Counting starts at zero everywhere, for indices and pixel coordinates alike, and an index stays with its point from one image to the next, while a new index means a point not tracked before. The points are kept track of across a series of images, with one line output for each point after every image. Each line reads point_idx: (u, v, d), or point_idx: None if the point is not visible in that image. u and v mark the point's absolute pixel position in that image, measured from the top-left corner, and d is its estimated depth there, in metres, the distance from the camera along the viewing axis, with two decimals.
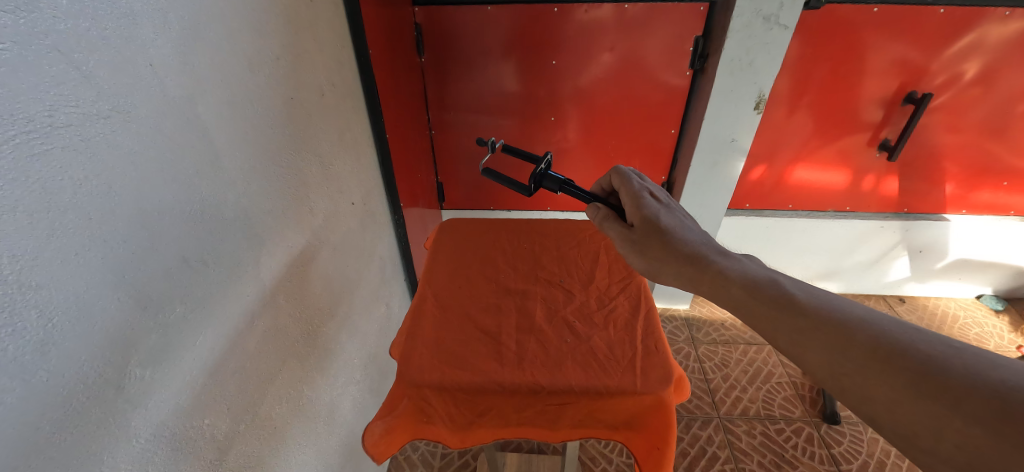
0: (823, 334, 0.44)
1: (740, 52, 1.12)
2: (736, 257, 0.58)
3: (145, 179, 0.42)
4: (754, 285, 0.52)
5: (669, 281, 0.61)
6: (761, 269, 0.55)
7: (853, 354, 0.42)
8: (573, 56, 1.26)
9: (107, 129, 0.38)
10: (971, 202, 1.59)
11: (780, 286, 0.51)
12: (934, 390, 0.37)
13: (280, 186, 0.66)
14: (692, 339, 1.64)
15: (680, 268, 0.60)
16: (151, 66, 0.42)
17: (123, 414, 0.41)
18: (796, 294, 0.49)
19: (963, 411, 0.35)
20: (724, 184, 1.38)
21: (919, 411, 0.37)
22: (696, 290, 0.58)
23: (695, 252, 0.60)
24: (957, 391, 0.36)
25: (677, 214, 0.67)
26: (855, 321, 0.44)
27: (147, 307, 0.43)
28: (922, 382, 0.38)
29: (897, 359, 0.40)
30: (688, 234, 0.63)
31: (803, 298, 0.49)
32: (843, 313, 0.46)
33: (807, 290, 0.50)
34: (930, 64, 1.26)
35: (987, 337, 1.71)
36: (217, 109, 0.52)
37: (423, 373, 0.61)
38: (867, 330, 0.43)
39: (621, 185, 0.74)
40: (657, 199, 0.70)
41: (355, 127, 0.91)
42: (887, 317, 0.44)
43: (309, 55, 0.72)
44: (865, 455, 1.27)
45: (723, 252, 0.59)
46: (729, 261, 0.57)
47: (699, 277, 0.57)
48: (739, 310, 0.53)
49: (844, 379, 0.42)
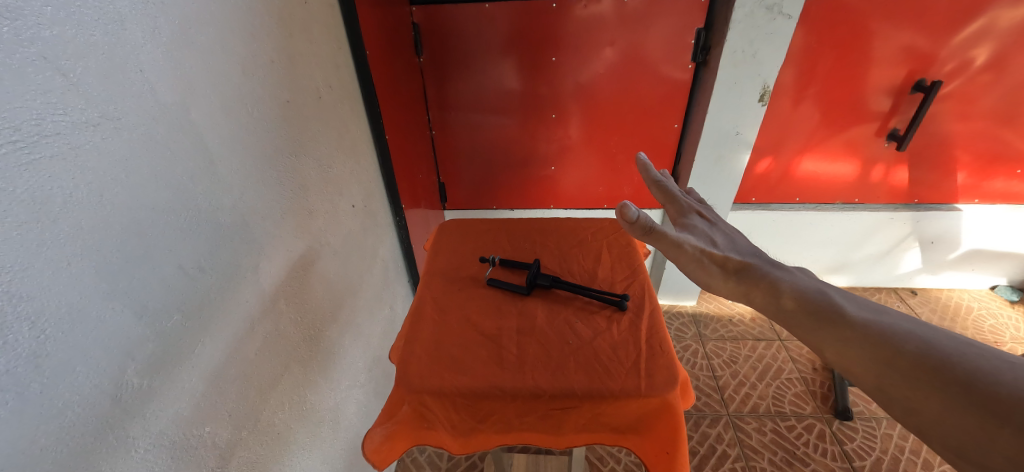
0: (870, 346, 0.42)
1: (743, 44, 1.11)
2: (787, 270, 0.56)
3: (138, 185, 0.42)
4: (806, 297, 0.50)
5: (720, 290, 0.59)
6: (813, 282, 0.53)
7: (900, 365, 0.39)
8: (573, 52, 1.24)
9: (97, 136, 0.38)
10: (984, 190, 1.55)
11: (829, 299, 0.49)
12: (981, 403, 0.34)
13: (278, 190, 0.65)
14: (700, 336, 1.63)
15: (728, 278, 0.58)
16: (141, 72, 0.42)
17: (122, 425, 0.41)
18: (844, 307, 0.47)
19: (1012, 422, 0.32)
20: (729, 177, 1.36)
21: (966, 423, 0.34)
22: (746, 300, 0.56)
23: (744, 263, 0.58)
24: (1006, 404, 0.33)
25: (725, 232, 0.67)
26: (903, 335, 0.41)
27: (144, 316, 0.43)
28: (969, 395, 0.35)
29: (945, 373, 0.37)
30: (737, 249, 0.62)
31: (852, 312, 0.46)
32: (892, 327, 0.43)
33: (859, 305, 0.47)
34: (938, 51, 1.23)
35: (1003, 329, 1.66)
36: (210, 114, 0.51)
37: (422, 379, 0.60)
38: (916, 344, 0.40)
39: (668, 203, 0.75)
40: (706, 219, 0.71)
41: (354, 129, 0.90)
42: (939, 334, 0.41)
43: (304, 56, 0.71)
44: (879, 451, 1.24)
45: (775, 264, 0.57)
46: (781, 272, 0.55)
47: (750, 286, 0.56)
48: (787, 323, 0.51)
49: (890, 390, 0.39)
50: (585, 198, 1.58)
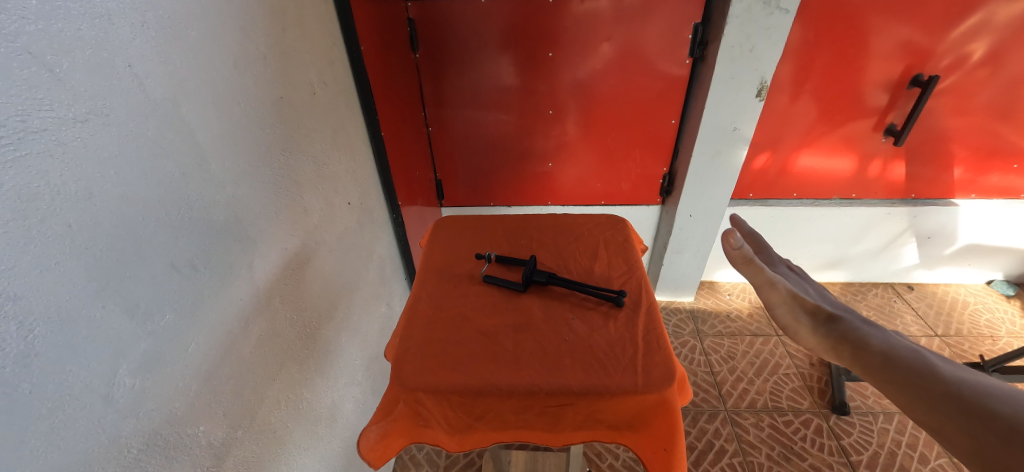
0: (963, 408, 0.50)
1: (741, 39, 1.10)
2: (880, 331, 0.65)
3: (129, 182, 0.41)
4: (893, 355, 0.59)
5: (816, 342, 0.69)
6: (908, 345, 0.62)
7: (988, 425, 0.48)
8: (570, 48, 1.23)
9: (84, 132, 0.37)
10: (981, 185, 1.56)
11: (921, 359, 0.58)
12: None
13: (272, 187, 0.65)
14: (698, 332, 1.64)
15: (819, 328, 0.68)
16: (130, 67, 0.41)
17: (114, 425, 0.40)
18: (939, 370, 0.56)
19: None
20: (726, 173, 1.36)
21: None
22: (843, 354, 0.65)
23: (834, 316, 0.68)
24: None
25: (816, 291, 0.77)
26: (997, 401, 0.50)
27: (136, 315, 0.42)
28: None
29: None
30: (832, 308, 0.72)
31: (945, 374, 0.55)
32: (984, 394, 0.51)
33: (954, 370, 0.56)
34: (935, 46, 1.23)
35: (999, 323, 1.67)
36: (202, 110, 0.50)
37: (417, 377, 0.60)
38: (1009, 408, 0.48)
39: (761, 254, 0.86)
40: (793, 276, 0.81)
41: (349, 125, 0.89)
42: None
43: (297, 52, 0.70)
44: (875, 445, 1.24)
45: (868, 324, 0.67)
46: (877, 332, 0.64)
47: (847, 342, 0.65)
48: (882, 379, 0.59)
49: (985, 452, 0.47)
50: (582, 195, 1.58)
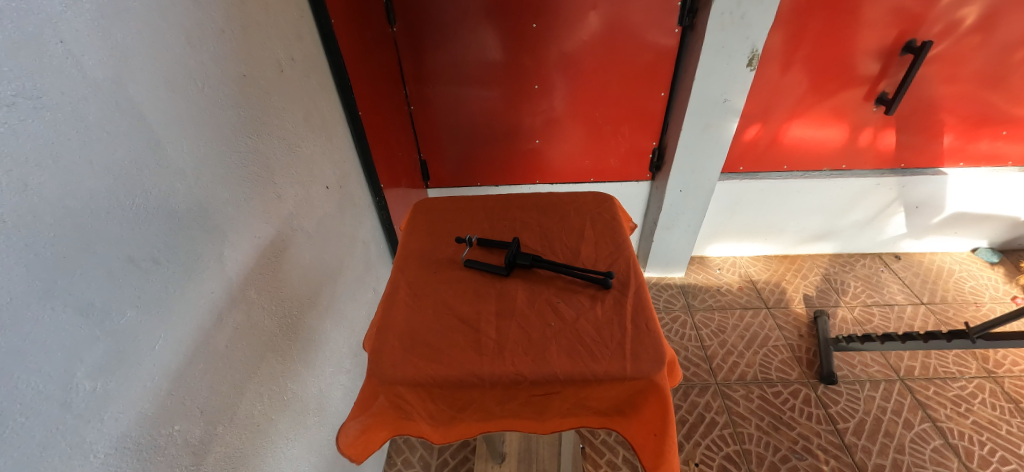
0: None
1: (731, 5, 1.06)
2: None
3: (70, 171, 0.37)
4: None
5: None
6: None
7: None
8: (556, 18, 1.18)
9: (13, 117, 0.33)
10: (970, 153, 1.55)
11: None
12: None
13: (239, 173, 0.61)
14: (689, 306, 1.65)
15: None
16: (62, 43, 0.37)
17: (76, 431, 0.38)
18: None
19: None
20: (716, 147, 1.34)
21: None
22: None
23: None
24: None
25: None
26: None
27: (90, 314, 0.39)
28: None
29: None
30: None
31: None
32: None
33: None
34: (930, 10, 1.20)
35: (982, 289, 1.70)
36: (153, 90, 0.46)
37: (395, 370, 0.58)
38: None
39: None
40: None
41: (323, 105, 0.85)
42: None
43: (260, 25, 0.65)
44: (862, 412, 1.27)
45: None
46: None
47: None
48: None
49: None
50: (572, 173, 1.55)
